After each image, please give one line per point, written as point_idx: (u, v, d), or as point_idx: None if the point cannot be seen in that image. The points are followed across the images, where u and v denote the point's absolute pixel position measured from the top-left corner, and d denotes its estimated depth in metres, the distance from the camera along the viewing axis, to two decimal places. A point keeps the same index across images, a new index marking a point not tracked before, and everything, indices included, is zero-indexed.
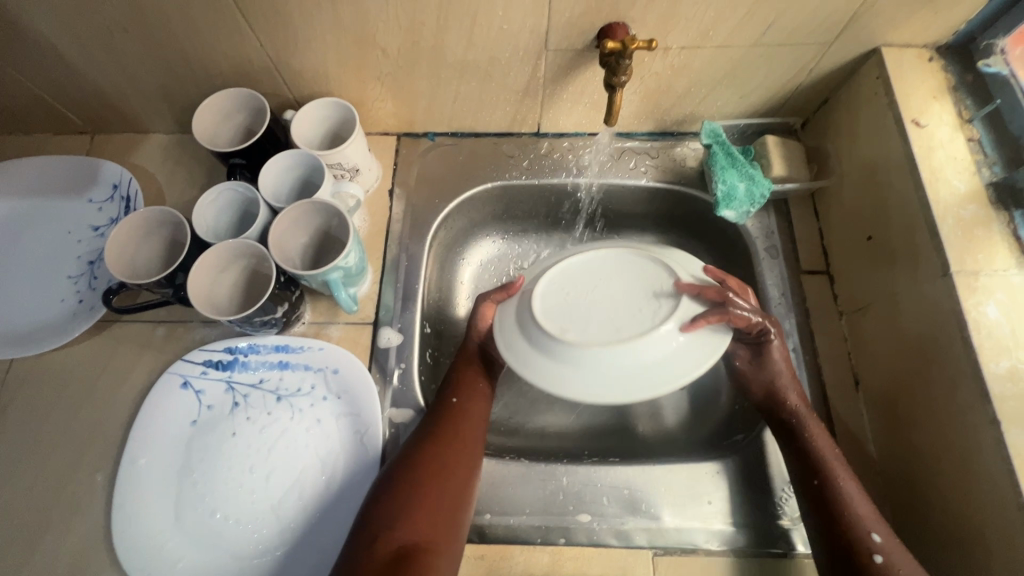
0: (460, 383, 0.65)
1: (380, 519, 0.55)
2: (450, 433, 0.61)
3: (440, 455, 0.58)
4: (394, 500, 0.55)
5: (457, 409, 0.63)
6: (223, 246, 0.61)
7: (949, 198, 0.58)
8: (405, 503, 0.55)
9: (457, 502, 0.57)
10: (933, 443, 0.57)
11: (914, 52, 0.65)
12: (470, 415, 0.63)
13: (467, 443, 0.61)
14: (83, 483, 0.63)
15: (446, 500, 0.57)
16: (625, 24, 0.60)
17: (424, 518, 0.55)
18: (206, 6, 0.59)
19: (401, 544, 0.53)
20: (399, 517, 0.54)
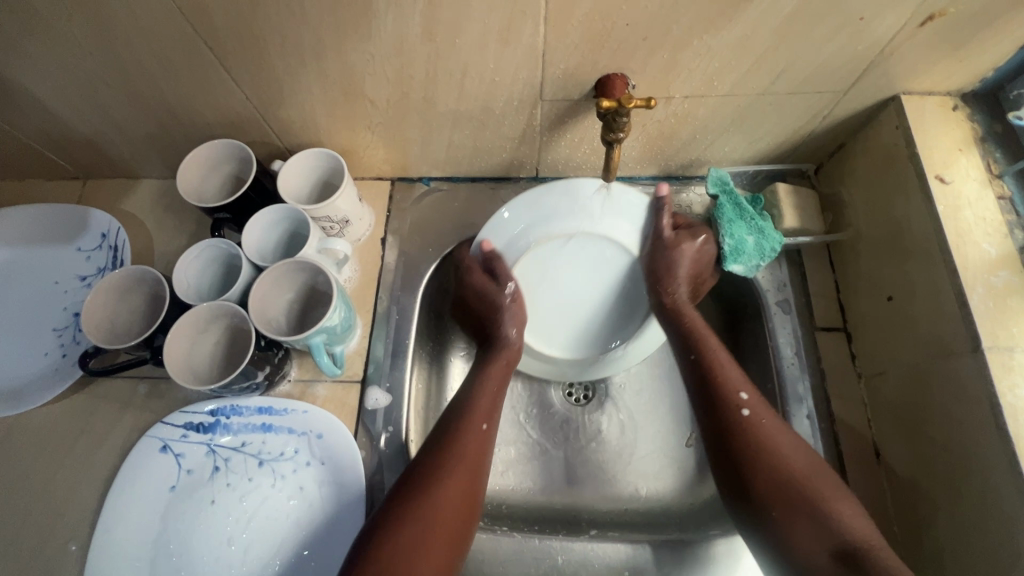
0: (484, 408, 0.59)
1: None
2: (459, 472, 0.54)
3: (447, 505, 0.51)
4: (387, 553, 0.48)
5: (468, 442, 0.56)
6: (202, 310, 0.59)
7: (978, 262, 0.54)
8: (403, 560, 0.47)
9: (452, 558, 0.50)
10: (962, 534, 0.52)
11: (935, 100, 0.61)
12: (487, 453, 0.57)
13: (474, 481, 0.54)
14: (55, 553, 0.61)
15: (441, 559, 0.49)
16: (624, 75, 0.57)
17: (432, 557, 0.49)
18: (189, 61, 0.57)
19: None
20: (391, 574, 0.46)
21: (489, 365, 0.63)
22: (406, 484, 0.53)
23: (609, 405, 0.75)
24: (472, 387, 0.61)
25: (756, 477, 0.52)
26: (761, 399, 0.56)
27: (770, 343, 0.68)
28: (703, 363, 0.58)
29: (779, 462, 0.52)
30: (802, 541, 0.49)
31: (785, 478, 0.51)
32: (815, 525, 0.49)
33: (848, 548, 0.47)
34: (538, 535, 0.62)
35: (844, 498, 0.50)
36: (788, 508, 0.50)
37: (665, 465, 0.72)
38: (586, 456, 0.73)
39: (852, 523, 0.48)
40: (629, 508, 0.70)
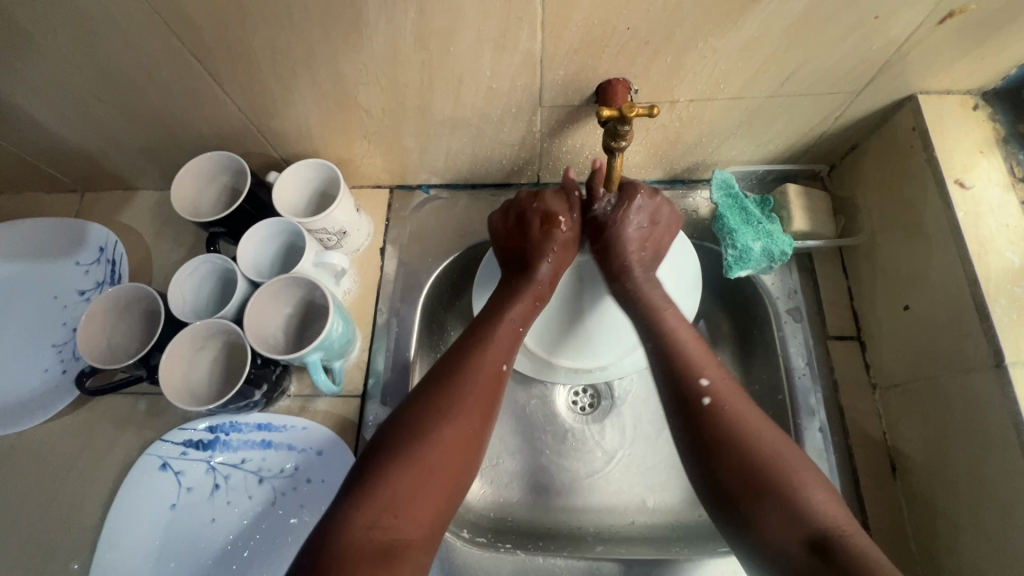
0: (498, 344, 0.57)
1: (369, 509, 0.46)
2: (471, 410, 0.53)
3: (454, 442, 0.51)
4: (393, 482, 0.47)
5: (481, 377, 0.54)
6: (197, 326, 0.58)
7: (1000, 273, 0.52)
8: (407, 491, 0.47)
9: (449, 502, 0.49)
10: (980, 557, 0.51)
11: (955, 99, 0.58)
12: (500, 393, 0.55)
13: (487, 414, 0.54)
14: (57, 571, 0.60)
15: (445, 497, 0.49)
16: (625, 79, 0.55)
17: (425, 511, 0.47)
18: (180, 74, 0.56)
19: (388, 540, 0.45)
20: (396, 508, 0.46)
21: (516, 298, 0.60)
22: (417, 415, 0.51)
23: (614, 414, 0.74)
24: (490, 319, 0.59)
25: (727, 464, 0.49)
26: (726, 381, 0.53)
27: (781, 353, 0.65)
28: (672, 347, 0.56)
29: (744, 448, 0.48)
30: (771, 531, 0.46)
31: (753, 469, 0.48)
32: (785, 515, 0.45)
33: (820, 538, 0.44)
34: (543, 553, 0.62)
35: (818, 485, 0.47)
36: (758, 499, 0.47)
37: (673, 477, 0.70)
38: (590, 466, 0.71)
39: (824, 508, 0.46)
40: (635, 521, 0.69)
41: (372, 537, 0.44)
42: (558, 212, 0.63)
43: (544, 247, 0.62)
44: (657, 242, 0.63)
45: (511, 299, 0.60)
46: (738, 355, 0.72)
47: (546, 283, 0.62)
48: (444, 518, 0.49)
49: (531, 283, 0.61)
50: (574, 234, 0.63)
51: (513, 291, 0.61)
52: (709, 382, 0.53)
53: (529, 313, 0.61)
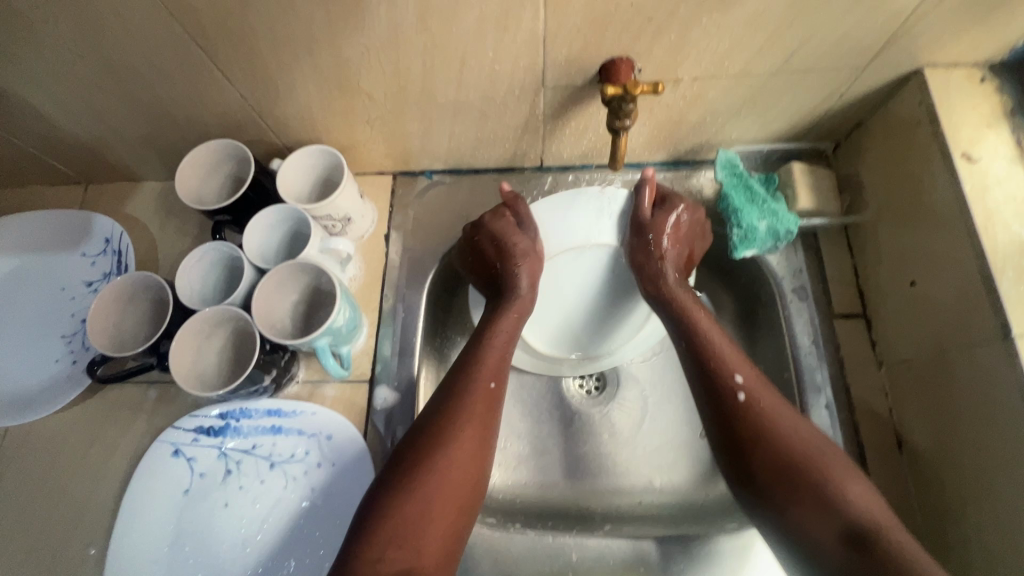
0: (491, 365, 0.58)
1: (378, 542, 0.47)
2: (468, 434, 0.53)
3: (454, 468, 0.51)
4: (398, 514, 0.48)
5: (475, 400, 0.55)
6: (206, 314, 0.59)
7: (1007, 246, 0.52)
8: (413, 523, 0.48)
9: (458, 524, 0.50)
10: (986, 528, 0.51)
11: (962, 73, 0.58)
12: (496, 408, 0.56)
13: (485, 431, 0.55)
14: (75, 557, 0.61)
15: (450, 523, 0.50)
16: (629, 58, 0.54)
17: (432, 537, 0.48)
18: (181, 60, 0.56)
19: (400, 572, 0.46)
20: (402, 540, 0.47)
21: (497, 317, 0.61)
22: (415, 446, 0.52)
23: (620, 397, 0.74)
24: (479, 343, 0.60)
25: (760, 460, 0.50)
26: (758, 376, 0.54)
27: (786, 332, 0.66)
28: (702, 351, 0.56)
29: (776, 442, 0.50)
30: (806, 524, 0.47)
31: (789, 462, 0.49)
32: (818, 508, 0.47)
33: (859, 533, 0.45)
34: (552, 532, 0.62)
35: (855, 477, 0.48)
36: (794, 492, 0.48)
37: (680, 457, 0.71)
38: (597, 448, 0.72)
39: (862, 502, 0.46)
40: (644, 501, 0.69)
41: (381, 571, 0.46)
42: (510, 235, 0.63)
43: (511, 266, 0.62)
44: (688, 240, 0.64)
45: (497, 317, 0.61)
46: (743, 335, 0.72)
47: (525, 296, 0.62)
48: (455, 541, 0.50)
49: (512, 300, 0.62)
50: (533, 246, 0.63)
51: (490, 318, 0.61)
52: (743, 379, 0.53)
53: (514, 329, 0.61)
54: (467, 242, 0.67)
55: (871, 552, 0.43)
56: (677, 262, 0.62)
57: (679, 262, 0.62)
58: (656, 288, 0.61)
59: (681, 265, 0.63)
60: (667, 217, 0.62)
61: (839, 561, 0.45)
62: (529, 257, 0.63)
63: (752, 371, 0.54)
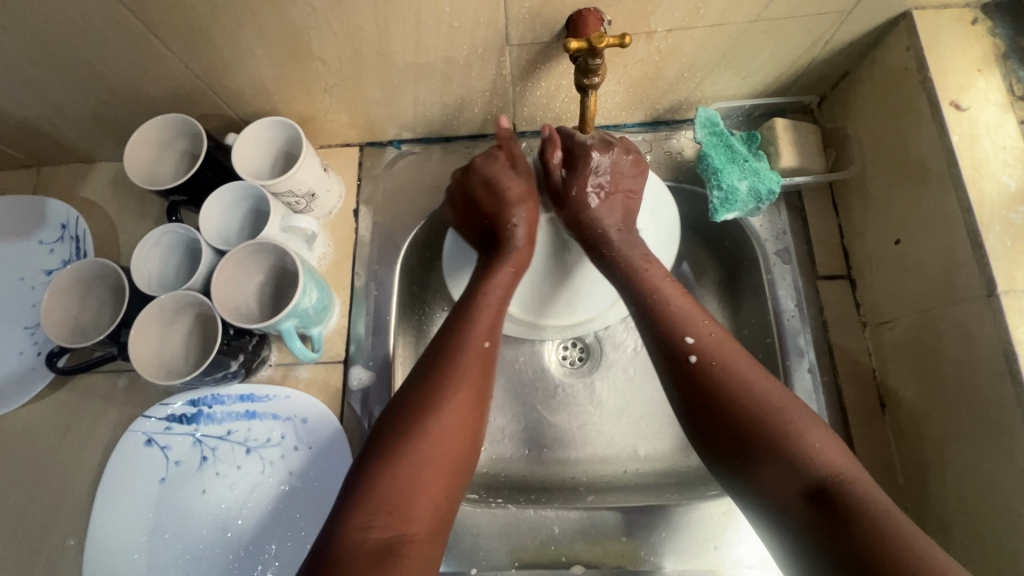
0: (485, 325, 0.56)
1: (367, 508, 0.45)
2: (461, 397, 0.51)
3: (448, 432, 0.50)
4: (389, 479, 0.46)
5: (468, 360, 0.53)
6: (164, 299, 0.56)
7: (995, 198, 0.49)
8: (403, 488, 0.46)
9: (450, 492, 0.48)
10: (967, 486, 0.51)
11: (953, 14, 0.54)
12: (489, 372, 0.54)
13: (482, 397, 0.53)
14: (55, 549, 0.61)
15: (442, 488, 0.48)
16: (597, 9, 0.51)
17: (422, 506, 0.46)
18: (113, 29, 0.51)
19: (387, 538, 0.44)
20: (391, 506, 0.45)
21: (495, 270, 0.59)
22: (403, 412, 0.50)
23: (604, 367, 0.73)
24: (470, 301, 0.58)
25: (722, 418, 0.48)
26: (713, 334, 0.53)
27: (769, 296, 0.64)
28: (653, 308, 0.55)
29: (748, 401, 0.48)
30: (771, 485, 0.45)
31: (745, 419, 0.47)
32: (784, 469, 0.45)
33: (823, 487, 0.43)
34: (534, 506, 0.62)
35: (821, 432, 0.46)
36: (751, 450, 0.47)
37: (664, 424, 0.70)
38: (581, 419, 0.71)
39: (825, 456, 0.45)
40: (628, 470, 0.69)
41: (369, 538, 0.44)
42: (500, 177, 0.62)
43: (509, 214, 0.61)
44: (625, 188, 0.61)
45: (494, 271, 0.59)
46: (725, 300, 0.70)
47: (523, 249, 0.61)
48: (446, 511, 0.48)
49: (509, 253, 0.61)
50: (527, 192, 0.63)
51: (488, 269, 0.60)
52: (694, 339, 0.52)
53: (512, 284, 0.60)
54: (460, 195, 0.65)
55: (835, 509, 0.42)
56: (611, 217, 0.60)
57: (617, 214, 0.61)
58: (599, 249, 0.60)
59: (618, 217, 0.61)
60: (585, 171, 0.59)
61: (806, 523, 0.43)
62: (525, 204, 0.62)
63: (709, 330, 0.53)
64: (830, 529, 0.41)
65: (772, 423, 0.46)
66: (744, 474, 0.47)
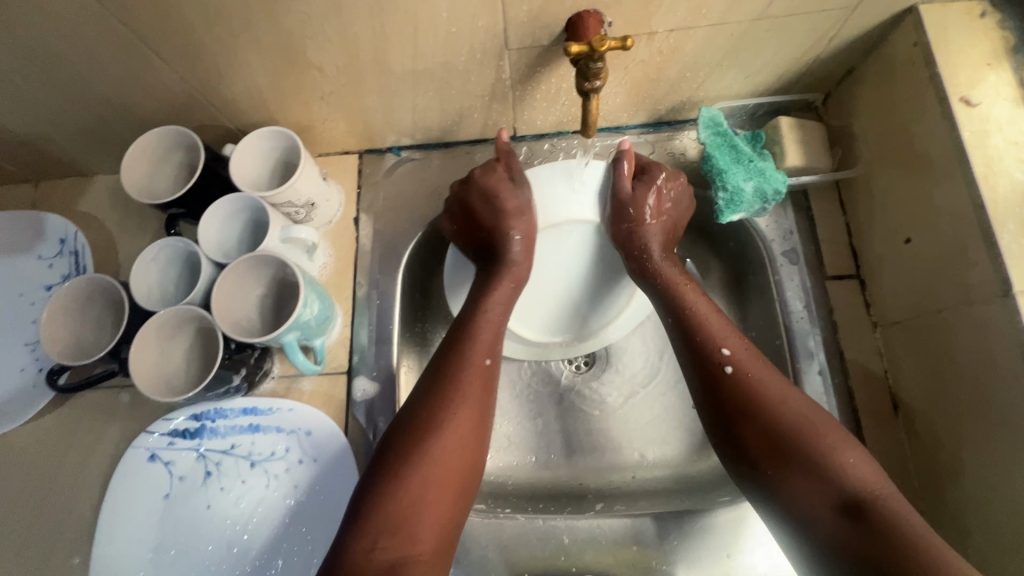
0: (487, 342, 0.56)
1: (375, 528, 0.44)
2: (465, 416, 0.51)
3: (453, 452, 0.49)
4: (397, 498, 0.46)
5: (470, 379, 0.53)
6: (165, 315, 0.56)
7: (1009, 196, 0.48)
8: (412, 508, 0.46)
9: (456, 513, 0.48)
10: (985, 489, 0.50)
11: (961, 7, 0.53)
12: (492, 390, 0.54)
13: (484, 416, 0.52)
14: (59, 568, 0.60)
15: (449, 509, 0.47)
16: (597, 11, 0.50)
17: (430, 527, 0.46)
18: (106, 42, 0.51)
19: (394, 559, 0.43)
20: (396, 527, 0.45)
21: (493, 286, 0.59)
22: (408, 433, 0.49)
23: (610, 372, 0.72)
24: (470, 320, 0.57)
25: (757, 432, 0.48)
26: (745, 349, 0.53)
27: (777, 297, 0.63)
28: (686, 323, 0.55)
29: (774, 417, 0.48)
30: (803, 495, 0.45)
31: (782, 434, 0.47)
32: (812, 479, 0.45)
33: (856, 500, 0.43)
34: (543, 515, 0.61)
35: (851, 446, 0.46)
36: (785, 462, 0.46)
37: (671, 428, 0.69)
38: (588, 425, 0.70)
39: (858, 468, 0.45)
40: (637, 476, 0.68)
41: (376, 558, 0.43)
42: (502, 193, 0.60)
43: (505, 229, 0.60)
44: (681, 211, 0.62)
45: (492, 286, 0.59)
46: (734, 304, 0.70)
47: (519, 263, 0.60)
48: (453, 531, 0.48)
49: (507, 269, 0.59)
50: (525, 205, 0.60)
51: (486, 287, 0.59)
52: (730, 352, 0.52)
53: (510, 299, 0.59)
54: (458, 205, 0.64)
55: (865, 520, 0.42)
56: (660, 237, 0.60)
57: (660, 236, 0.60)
58: (639, 263, 0.59)
59: (662, 241, 0.60)
60: (649, 192, 0.59)
61: (836, 533, 0.43)
62: (521, 219, 0.60)
63: (741, 345, 0.53)
64: (863, 537, 0.42)
65: (811, 437, 0.46)
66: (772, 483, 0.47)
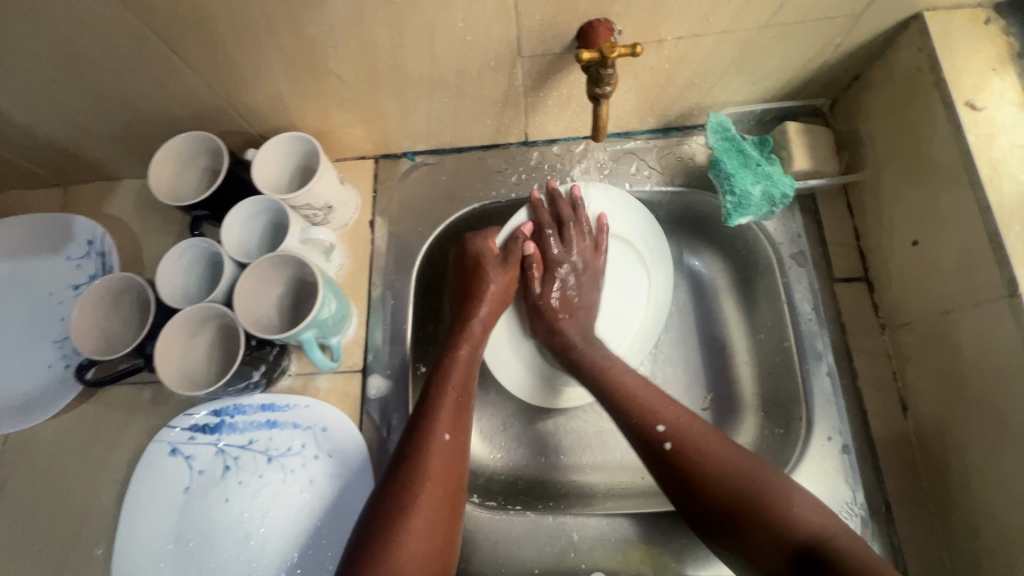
0: (448, 416, 0.57)
1: None
2: (431, 493, 0.52)
3: (423, 531, 0.51)
4: None
5: (433, 457, 0.54)
6: (189, 312, 0.57)
7: (1014, 197, 0.49)
8: None
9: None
10: (994, 489, 0.50)
11: (966, 13, 0.54)
12: (459, 460, 0.55)
13: (452, 487, 0.54)
14: (83, 558, 0.62)
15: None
16: (608, 19, 0.51)
17: None
18: (138, 51, 0.53)
19: None
20: None
21: (452, 355, 0.61)
22: (378, 519, 0.51)
23: None
24: (429, 397, 0.58)
25: (709, 505, 0.51)
26: (681, 419, 0.55)
27: (785, 299, 0.64)
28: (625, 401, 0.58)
29: (717, 476, 0.51)
30: (760, 553, 0.48)
31: (723, 503, 0.50)
32: (766, 533, 0.48)
33: (808, 548, 0.46)
34: (552, 513, 0.62)
35: (792, 494, 0.49)
36: (734, 524, 0.49)
37: None
38: (597, 428, 0.71)
39: (806, 517, 0.48)
40: (645, 478, 0.69)
41: None
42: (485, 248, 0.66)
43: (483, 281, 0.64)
44: (588, 293, 0.68)
45: (455, 351, 0.62)
46: (743, 306, 0.72)
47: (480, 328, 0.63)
48: None
49: (465, 336, 0.63)
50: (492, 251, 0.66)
51: (450, 355, 0.61)
52: (665, 427, 0.55)
53: (468, 370, 0.61)
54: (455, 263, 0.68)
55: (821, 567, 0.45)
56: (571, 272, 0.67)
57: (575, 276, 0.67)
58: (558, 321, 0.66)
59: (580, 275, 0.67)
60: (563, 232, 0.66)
61: None
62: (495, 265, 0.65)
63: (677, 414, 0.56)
64: None
65: (751, 498, 0.49)
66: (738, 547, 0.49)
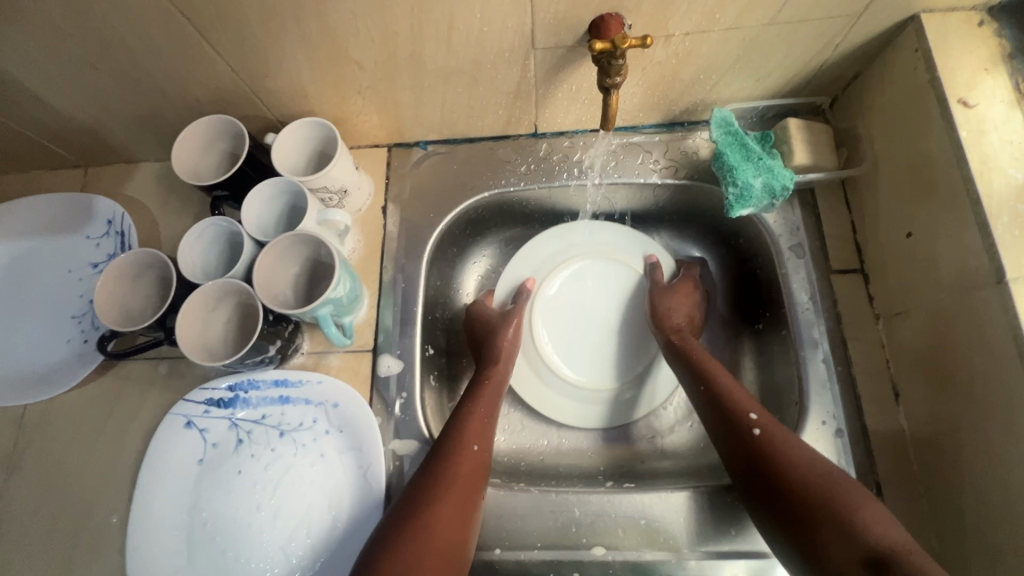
0: (477, 430, 0.61)
1: None
2: (454, 494, 0.56)
3: (444, 526, 0.53)
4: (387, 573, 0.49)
5: (461, 463, 0.58)
6: (209, 287, 0.60)
7: (1003, 191, 0.51)
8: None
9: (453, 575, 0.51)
10: (980, 469, 0.52)
11: (960, 16, 0.57)
12: (482, 470, 0.59)
13: (475, 494, 0.57)
14: (98, 525, 0.64)
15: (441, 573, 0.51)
16: (619, 14, 0.54)
17: None
18: (167, 35, 0.56)
19: None
20: None
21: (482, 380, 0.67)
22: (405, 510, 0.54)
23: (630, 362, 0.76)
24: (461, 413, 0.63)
25: (789, 498, 0.52)
26: (769, 415, 0.57)
27: (784, 290, 0.66)
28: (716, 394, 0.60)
29: (796, 476, 0.52)
30: (833, 552, 0.48)
31: (810, 494, 0.51)
32: (843, 536, 0.48)
33: (880, 557, 0.46)
34: (556, 489, 0.64)
35: (877, 511, 0.49)
36: (813, 520, 0.50)
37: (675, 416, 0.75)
38: None
39: (883, 530, 0.48)
40: (644, 461, 0.72)
41: None
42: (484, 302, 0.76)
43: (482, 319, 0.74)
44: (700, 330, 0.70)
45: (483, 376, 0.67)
46: (746, 297, 0.74)
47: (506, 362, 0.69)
48: None
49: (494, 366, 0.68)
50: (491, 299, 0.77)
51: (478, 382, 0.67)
52: (757, 415, 0.57)
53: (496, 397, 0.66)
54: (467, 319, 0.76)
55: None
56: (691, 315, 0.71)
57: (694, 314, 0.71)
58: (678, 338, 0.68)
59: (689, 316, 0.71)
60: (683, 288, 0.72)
61: None
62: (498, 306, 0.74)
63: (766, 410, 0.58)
64: None
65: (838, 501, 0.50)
66: (810, 543, 0.50)
